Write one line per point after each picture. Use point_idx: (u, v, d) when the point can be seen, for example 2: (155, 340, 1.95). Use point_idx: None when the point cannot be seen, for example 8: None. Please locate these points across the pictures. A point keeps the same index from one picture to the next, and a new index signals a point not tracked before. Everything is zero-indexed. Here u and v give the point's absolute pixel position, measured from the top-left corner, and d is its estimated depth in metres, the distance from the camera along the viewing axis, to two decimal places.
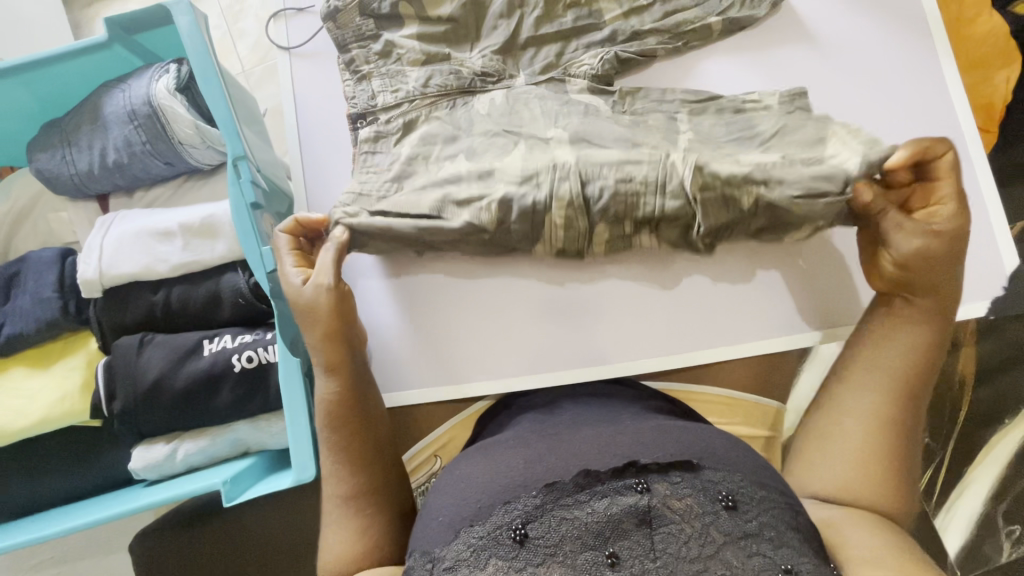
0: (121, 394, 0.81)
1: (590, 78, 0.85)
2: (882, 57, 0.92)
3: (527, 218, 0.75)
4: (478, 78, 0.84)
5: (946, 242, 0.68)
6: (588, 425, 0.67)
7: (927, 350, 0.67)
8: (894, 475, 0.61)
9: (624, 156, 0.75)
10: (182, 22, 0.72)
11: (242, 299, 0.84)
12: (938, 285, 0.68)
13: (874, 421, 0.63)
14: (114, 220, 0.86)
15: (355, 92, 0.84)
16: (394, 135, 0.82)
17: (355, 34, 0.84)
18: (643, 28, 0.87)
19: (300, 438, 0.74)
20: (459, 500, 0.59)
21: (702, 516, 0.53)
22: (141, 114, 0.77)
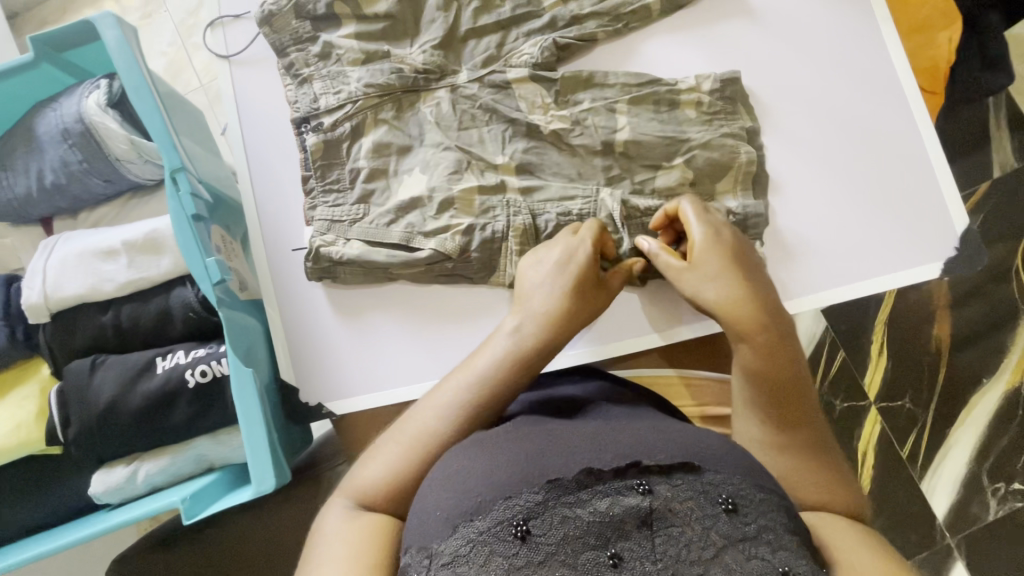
0: (76, 419, 0.69)
1: (532, 67, 0.75)
2: (821, 24, 0.75)
3: (489, 247, 0.71)
4: (420, 75, 0.76)
5: (705, 261, 0.64)
6: (564, 421, 0.55)
7: (768, 366, 0.59)
8: (822, 472, 0.55)
9: (563, 189, 0.73)
10: (110, 36, 0.65)
11: (194, 314, 0.71)
12: (717, 303, 0.62)
13: (772, 437, 0.57)
14: (60, 240, 0.72)
15: (298, 96, 0.77)
16: (345, 141, 0.76)
17: (293, 37, 0.77)
18: (582, 12, 0.76)
19: (258, 448, 0.65)
20: (450, 488, 0.46)
21: (705, 519, 0.44)
22: (73, 131, 0.66)
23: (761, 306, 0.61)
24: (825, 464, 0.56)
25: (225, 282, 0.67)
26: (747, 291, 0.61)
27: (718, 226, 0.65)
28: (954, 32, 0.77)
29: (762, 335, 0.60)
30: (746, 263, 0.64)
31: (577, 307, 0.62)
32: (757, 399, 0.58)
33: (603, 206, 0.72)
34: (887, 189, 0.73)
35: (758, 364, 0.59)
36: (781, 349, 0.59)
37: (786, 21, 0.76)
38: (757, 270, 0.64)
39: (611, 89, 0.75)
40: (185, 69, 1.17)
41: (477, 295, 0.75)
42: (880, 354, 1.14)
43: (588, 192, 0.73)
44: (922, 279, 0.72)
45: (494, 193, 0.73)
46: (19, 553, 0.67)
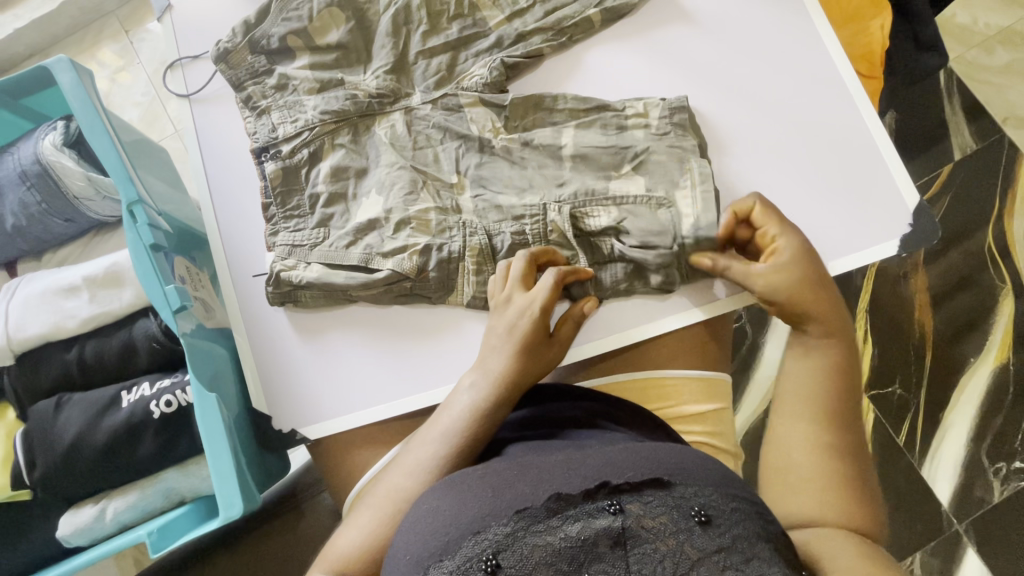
0: (41, 460, 0.68)
1: (483, 88, 0.76)
2: (753, 18, 0.76)
3: (447, 265, 0.72)
4: (374, 99, 0.76)
5: (794, 266, 0.62)
6: (550, 450, 0.55)
7: (841, 364, 0.61)
8: (846, 486, 0.55)
9: (522, 204, 0.72)
10: (64, 79, 0.67)
11: (157, 344, 0.70)
12: (814, 305, 0.62)
13: (815, 439, 0.58)
14: (22, 281, 0.73)
15: (257, 128, 0.77)
16: (304, 167, 0.76)
17: (249, 73, 0.78)
18: (526, 28, 0.77)
19: (222, 471, 0.63)
20: (419, 532, 0.47)
21: (678, 532, 0.44)
22: (31, 173, 0.68)
23: (841, 311, 0.63)
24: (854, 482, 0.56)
25: (185, 309, 0.67)
26: (837, 306, 0.63)
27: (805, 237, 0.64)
28: (886, 17, 0.78)
29: (842, 337, 0.63)
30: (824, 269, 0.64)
31: (531, 366, 0.62)
32: (828, 404, 0.59)
33: (556, 223, 0.71)
34: (840, 177, 0.72)
35: (831, 368, 0.61)
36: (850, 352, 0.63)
37: (727, 21, 0.76)
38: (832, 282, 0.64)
39: (559, 115, 0.76)
40: (160, 117, 1.20)
41: (438, 313, 0.75)
42: (865, 343, 1.14)
43: (537, 209, 0.71)
44: (881, 256, 0.71)
45: (449, 214, 0.73)
46: None
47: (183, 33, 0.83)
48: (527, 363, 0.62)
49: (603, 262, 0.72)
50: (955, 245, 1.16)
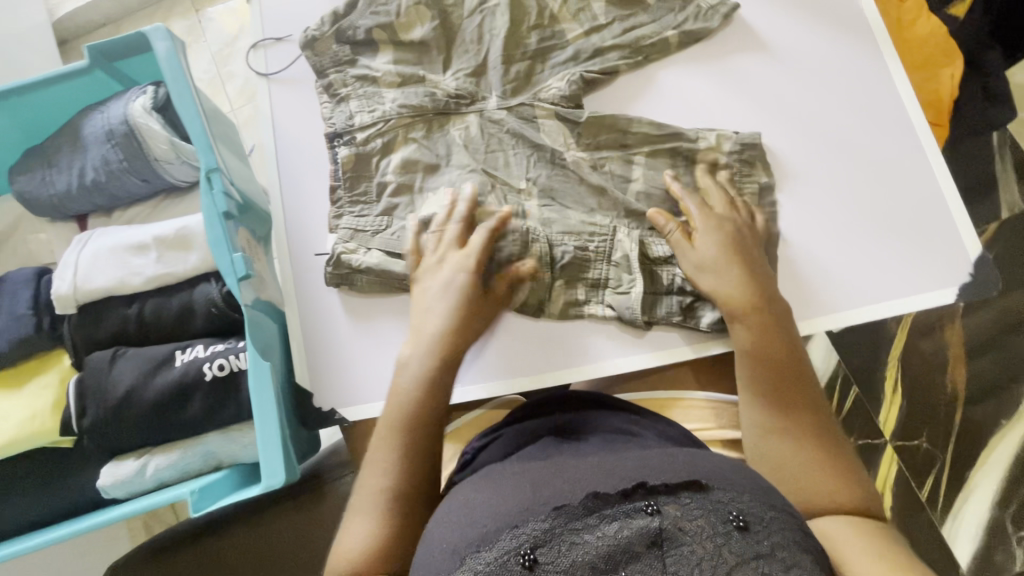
0: (93, 408, 0.70)
1: (560, 100, 0.77)
2: (828, 57, 0.77)
3: (504, 268, 0.72)
4: (452, 99, 0.78)
5: (716, 236, 0.69)
6: (589, 453, 0.55)
7: (770, 339, 0.63)
8: (822, 460, 0.55)
9: (584, 221, 0.74)
10: (160, 47, 0.69)
11: (215, 309, 0.72)
12: (727, 291, 0.66)
13: (770, 422, 0.58)
14: (94, 234, 0.75)
15: (335, 113, 0.79)
16: (375, 156, 0.78)
17: (333, 60, 0.80)
18: (605, 44, 0.79)
19: (269, 439, 0.64)
20: (458, 526, 0.47)
21: (716, 537, 0.43)
22: (117, 132, 0.70)
23: (758, 285, 0.66)
24: (837, 459, 0.55)
25: (249, 278, 0.69)
26: (745, 280, 0.66)
27: (725, 214, 0.71)
28: (956, 68, 0.80)
29: (757, 315, 0.64)
30: (750, 252, 0.68)
31: (468, 323, 0.67)
32: (771, 386, 0.60)
33: (619, 244, 0.73)
34: (899, 220, 0.73)
35: (761, 344, 0.63)
36: (776, 327, 0.64)
37: (800, 56, 0.78)
38: (756, 259, 0.68)
39: (630, 138, 0.77)
40: (219, 95, 1.24)
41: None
42: (894, 393, 1.12)
43: (605, 228, 0.74)
44: (935, 304, 0.71)
45: (513, 220, 0.75)
46: (23, 543, 0.67)
47: (270, 17, 0.86)
48: (461, 318, 0.67)
49: (660, 292, 0.72)
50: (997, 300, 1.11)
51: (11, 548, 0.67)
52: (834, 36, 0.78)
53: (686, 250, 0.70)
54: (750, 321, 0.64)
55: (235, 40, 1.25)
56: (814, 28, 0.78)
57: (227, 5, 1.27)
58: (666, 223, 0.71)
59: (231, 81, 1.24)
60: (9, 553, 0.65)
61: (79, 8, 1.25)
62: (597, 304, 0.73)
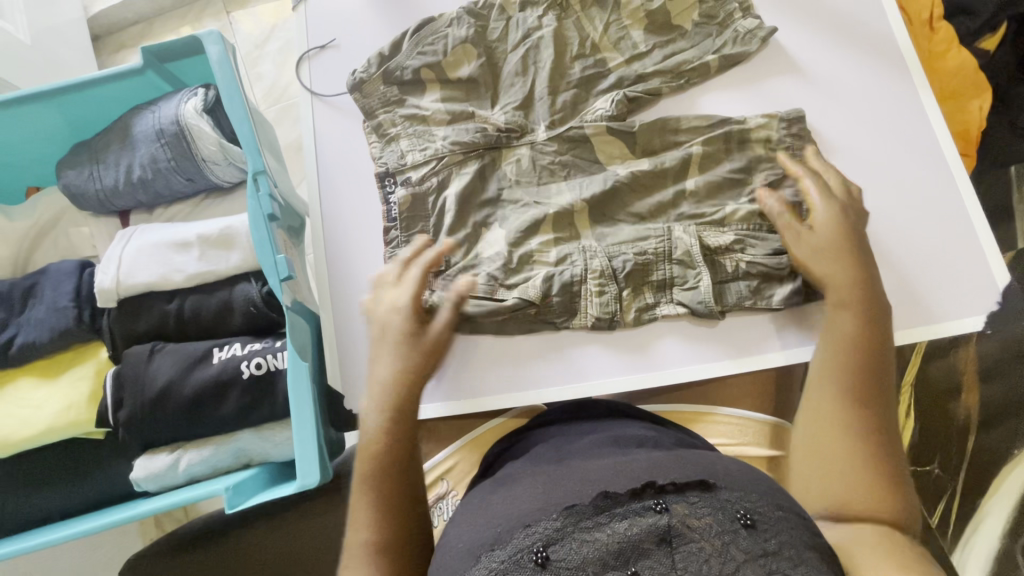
0: (128, 401, 0.70)
1: (608, 120, 0.79)
2: (862, 84, 0.79)
3: (569, 290, 0.74)
4: (502, 134, 0.79)
5: (824, 215, 0.67)
6: (605, 452, 0.55)
7: (858, 319, 0.61)
8: (874, 462, 0.51)
9: (636, 232, 0.76)
10: (213, 51, 0.71)
11: (254, 309, 0.74)
12: (828, 269, 0.65)
13: (838, 404, 0.55)
14: (136, 231, 0.76)
15: (384, 155, 0.81)
16: (431, 195, 0.78)
17: (381, 101, 0.81)
18: (646, 71, 0.81)
19: (305, 439, 0.65)
20: (474, 525, 0.48)
21: (723, 534, 0.43)
22: (168, 131, 0.72)
23: (863, 269, 0.64)
24: (884, 461, 0.52)
25: (291, 279, 0.70)
26: (850, 260, 0.64)
27: (839, 199, 0.69)
28: (985, 100, 0.83)
29: (854, 294, 0.62)
30: (859, 239, 0.66)
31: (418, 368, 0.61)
32: (848, 362, 0.58)
33: (677, 241, 0.74)
34: (931, 245, 0.74)
35: (849, 319, 0.61)
36: (871, 310, 0.61)
37: (836, 83, 0.80)
38: (866, 245, 0.66)
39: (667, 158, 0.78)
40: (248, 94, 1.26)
41: (559, 338, 0.76)
42: (907, 417, 1.08)
43: (660, 230, 0.75)
44: (968, 331, 0.72)
45: (569, 242, 0.76)
46: (53, 534, 0.67)
47: (313, 24, 0.88)
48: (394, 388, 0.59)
49: (727, 279, 0.74)
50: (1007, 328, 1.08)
51: (41, 538, 0.67)
52: (868, 64, 0.80)
53: (797, 230, 0.69)
54: (845, 297, 0.62)
55: (263, 43, 1.27)
56: (850, 57, 0.80)
57: (251, 10, 1.30)
58: (772, 204, 0.71)
59: (259, 82, 1.26)
60: (40, 543, 0.65)
61: (111, 7, 1.27)
62: (668, 304, 0.75)
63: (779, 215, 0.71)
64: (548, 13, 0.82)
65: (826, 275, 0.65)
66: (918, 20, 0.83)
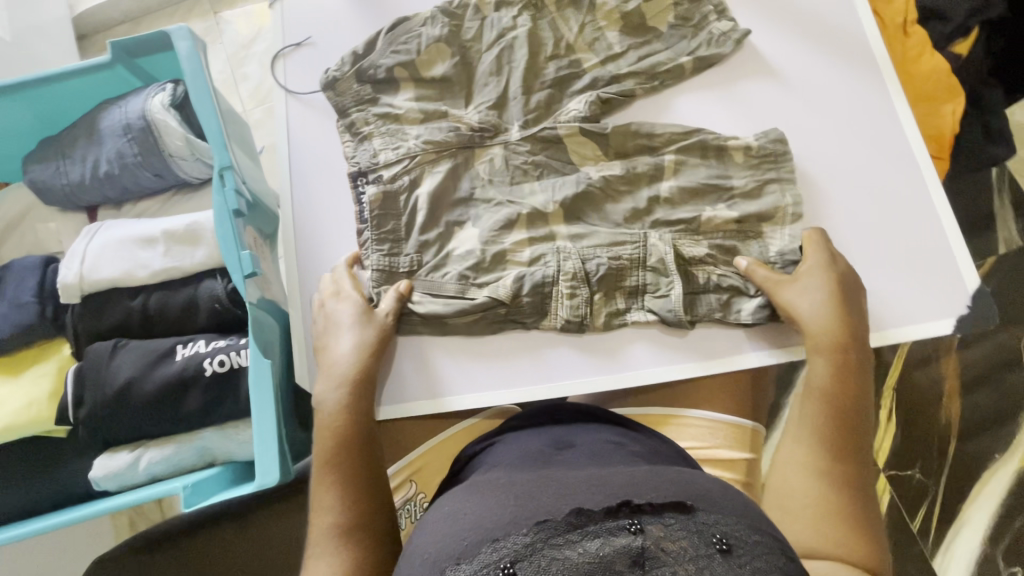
0: (90, 398, 0.70)
1: (580, 120, 0.78)
2: (834, 85, 0.79)
3: (540, 291, 0.73)
4: (476, 133, 0.78)
5: (815, 275, 0.70)
6: (577, 467, 0.54)
7: (844, 379, 0.65)
8: (852, 516, 0.56)
9: (613, 235, 0.75)
10: (182, 47, 0.71)
11: (219, 305, 0.73)
12: (821, 323, 0.67)
13: (816, 466, 0.59)
14: (102, 227, 0.75)
15: (358, 153, 0.79)
16: (403, 194, 0.77)
17: (355, 99, 0.80)
18: (620, 71, 0.80)
19: (265, 438, 0.64)
20: (441, 535, 0.47)
21: (698, 559, 0.42)
22: (135, 126, 0.71)
23: (852, 325, 0.68)
24: (863, 515, 0.57)
25: (255, 276, 0.69)
26: (842, 317, 0.68)
27: (830, 252, 0.72)
28: (957, 104, 0.82)
29: (842, 352, 0.66)
30: (850, 291, 0.70)
31: (376, 356, 0.70)
32: (831, 420, 0.62)
33: (651, 248, 0.74)
34: (901, 247, 0.74)
35: (833, 376, 0.65)
36: (856, 370, 0.66)
37: (807, 84, 0.80)
38: (857, 302, 0.70)
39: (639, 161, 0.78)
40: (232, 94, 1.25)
41: (530, 339, 0.75)
42: (889, 422, 1.06)
43: (637, 235, 0.75)
44: (938, 334, 0.72)
45: (544, 242, 0.75)
46: (11, 533, 0.67)
47: (289, 22, 0.87)
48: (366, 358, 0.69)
49: (698, 291, 0.74)
50: (989, 335, 1.07)
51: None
52: (839, 65, 0.80)
53: (781, 283, 0.71)
54: (832, 355, 0.66)
55: (250, 43, 1.27)
56: (822, 57, 0.80)
57: (243, 10, 1.29)
58: (756, 267, 0.72)
59: (245, 83, 1.26)
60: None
61: (93, 6, 1.27)
62: (640, 311, 0.74)
63: (762, 277, 0.72)
64: (523, 13, 0.81)
65: (814, 331, 0.67)
66: (893, 26, 0.83)
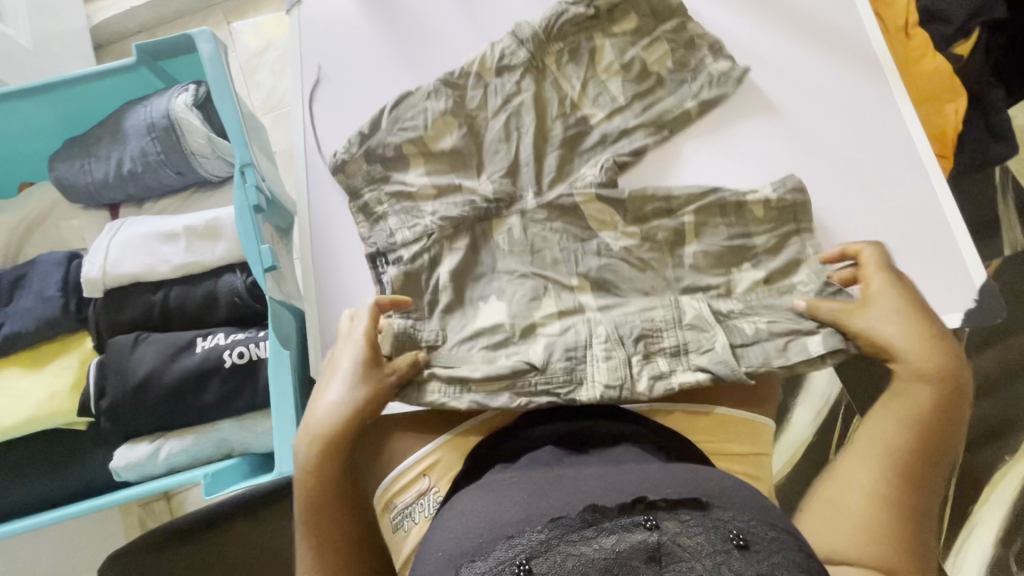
0: (111, 389, 0.71)
1: (596, 186, 0.74)
2: (838, 85, 0.80)
3: (572, 355, 0.64)
4: (491, 205, 0.72)
5: (895, 301, 0.62)
6: (594, 454, 0.54)
7: (933, 410, 0.57)
8: (898, 538, 0.52)
9: (643, 304, 0.69)
10: (205, 49, 0.73)
11: (239, 299, 0.75)
12: (914, 353, 0.59)
13: (874, 488, 0.54)
14: (125, 223, 0.77)
15: (372, 232, 0.72)
16: (425, 272, 0.70)
17: (366, 177, 0.73)
18: (625, 102, 0.77)
19: (286, 427, 0.66)
20: (456, 531, 0.48)
21: (714, 554, 0.43)
22: (158, 125, 0.74)
23: (948, 350, 0.60)
24: (909, 538, 0.52)
25: (275, 270, 0.70)
26: (944, 349, 0.59)
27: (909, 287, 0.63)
28: (960, 102, 0.84)
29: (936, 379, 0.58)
30: (935, 321, 0.61)
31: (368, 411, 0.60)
32: (907, 446, 0.56)
33: (685, 311, 0.67)
34: (907, 243, 0.75)
35: (918, 404, 0.57)
36: (948, 401, 0.58)
37: (811, 83, 0.81)
38: (943, 331, 0.61)
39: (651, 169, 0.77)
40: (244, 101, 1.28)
41: None
42: None
43: (667, 300, 0.68)
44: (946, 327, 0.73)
45: (573, 313, 0.69)
46: (34, 521, 0.68)
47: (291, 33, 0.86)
48: (342, 423, 0.59)
49: (748, 342, 0.65)
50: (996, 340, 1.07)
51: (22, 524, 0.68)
52: (842, 64, 0.81)
53: (858, 311, 0.62)
54: (919, 380, 0.58)
55: (262, 51, 1.29)
56: (826, 57, 0.81)
57: (253, 20, 1.32)
58: (823, 303, 0.63)
59: (257, 90, 1.28)
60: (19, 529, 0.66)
61: (112, 16, 1.30)
62: (685, 373, 0.63)
63: (832, 314, 0.63)
64: (525, 78, 0.76)
65: (899, 362, 0.60)
66: (894, 27, 0.86)
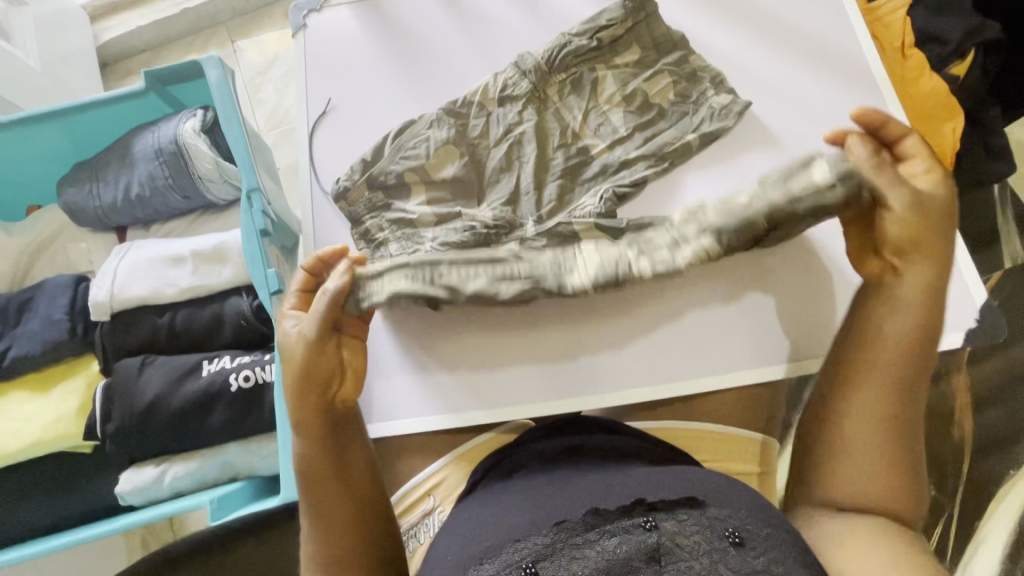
0: (118, 413, 0.71)
1: (596, 217, 0.72)
2: (838, 106, 0.80)
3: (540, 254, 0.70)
4: (491, 231, 0.72)
5: (919, 197, 0.55)
6: (598, 466, 0.55)
7: (927, 320, 0.53)
8: (901, 466, 0.50)
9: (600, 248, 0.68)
10: (213, 75, 0.73)
11: (244, 322, 0.75)
12: (906, 247, 0.55)
13: (876, 420, 0.51)
14: (132, 246, 0.78)
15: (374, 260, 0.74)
16: None
17: (367, 206, 0.74)
18: (624, 131, 0.76)
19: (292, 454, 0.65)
20: (464, 540, 0.49)
21: (711, 552, 0.43)
22: (166, 150, 0.74)
23: (938, 230, 0.55)
24: (910, 464, 0.50)
25: (281, 293, 0.71)
26: (937, 234, 0.55)
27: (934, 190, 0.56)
28: (957, 122, 0.84)
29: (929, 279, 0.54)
30: (942, 216, 0.56)
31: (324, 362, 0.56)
32: (902, 367, 0.52)
33: (647, 236, 0.69)
34: None
35: (914, 314, 0.53)
36: (936, 295, 0.54)
37: (812, 102, 0.81)
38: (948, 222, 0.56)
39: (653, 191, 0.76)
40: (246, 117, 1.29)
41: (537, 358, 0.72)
42: None
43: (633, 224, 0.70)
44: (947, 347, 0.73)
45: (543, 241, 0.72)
46: (40, 546, 0.68)
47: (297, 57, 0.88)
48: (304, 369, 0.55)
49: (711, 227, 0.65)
50: (1000, 350, 1.05)
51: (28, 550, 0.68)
52: (843, 85, 0.81)
53: (890, 176, 0.56)
54: (911, 283, 0.54)
55: (265, 69, 1.31)
56: (826, 77, 0.82)
57: (257, 38, 1.34)
58: (861, 153, 0.58)
59: (260, 107, 1.29)
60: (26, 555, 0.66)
61: (119, 36, 1.32)
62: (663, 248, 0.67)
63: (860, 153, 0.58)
64: (528, 107, 0.77)
65: (889, 261, 0.56)
66: (891, 47, 0.87)
